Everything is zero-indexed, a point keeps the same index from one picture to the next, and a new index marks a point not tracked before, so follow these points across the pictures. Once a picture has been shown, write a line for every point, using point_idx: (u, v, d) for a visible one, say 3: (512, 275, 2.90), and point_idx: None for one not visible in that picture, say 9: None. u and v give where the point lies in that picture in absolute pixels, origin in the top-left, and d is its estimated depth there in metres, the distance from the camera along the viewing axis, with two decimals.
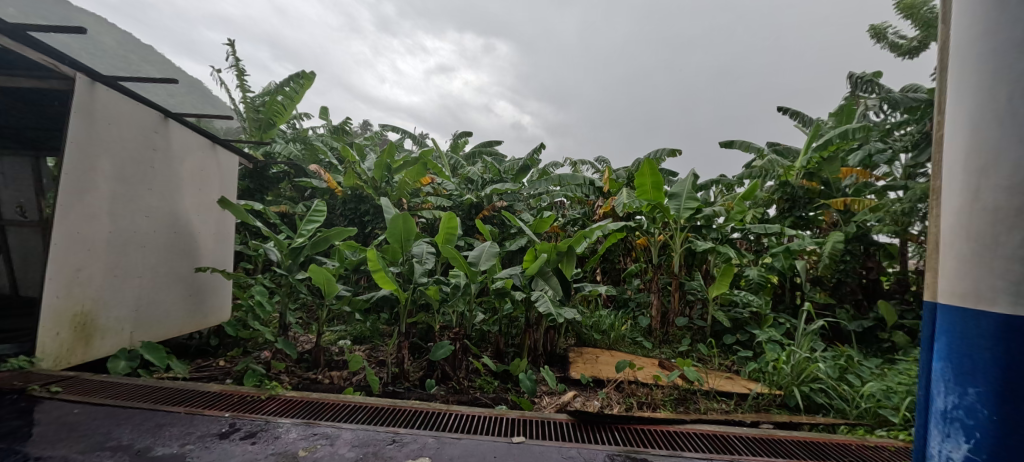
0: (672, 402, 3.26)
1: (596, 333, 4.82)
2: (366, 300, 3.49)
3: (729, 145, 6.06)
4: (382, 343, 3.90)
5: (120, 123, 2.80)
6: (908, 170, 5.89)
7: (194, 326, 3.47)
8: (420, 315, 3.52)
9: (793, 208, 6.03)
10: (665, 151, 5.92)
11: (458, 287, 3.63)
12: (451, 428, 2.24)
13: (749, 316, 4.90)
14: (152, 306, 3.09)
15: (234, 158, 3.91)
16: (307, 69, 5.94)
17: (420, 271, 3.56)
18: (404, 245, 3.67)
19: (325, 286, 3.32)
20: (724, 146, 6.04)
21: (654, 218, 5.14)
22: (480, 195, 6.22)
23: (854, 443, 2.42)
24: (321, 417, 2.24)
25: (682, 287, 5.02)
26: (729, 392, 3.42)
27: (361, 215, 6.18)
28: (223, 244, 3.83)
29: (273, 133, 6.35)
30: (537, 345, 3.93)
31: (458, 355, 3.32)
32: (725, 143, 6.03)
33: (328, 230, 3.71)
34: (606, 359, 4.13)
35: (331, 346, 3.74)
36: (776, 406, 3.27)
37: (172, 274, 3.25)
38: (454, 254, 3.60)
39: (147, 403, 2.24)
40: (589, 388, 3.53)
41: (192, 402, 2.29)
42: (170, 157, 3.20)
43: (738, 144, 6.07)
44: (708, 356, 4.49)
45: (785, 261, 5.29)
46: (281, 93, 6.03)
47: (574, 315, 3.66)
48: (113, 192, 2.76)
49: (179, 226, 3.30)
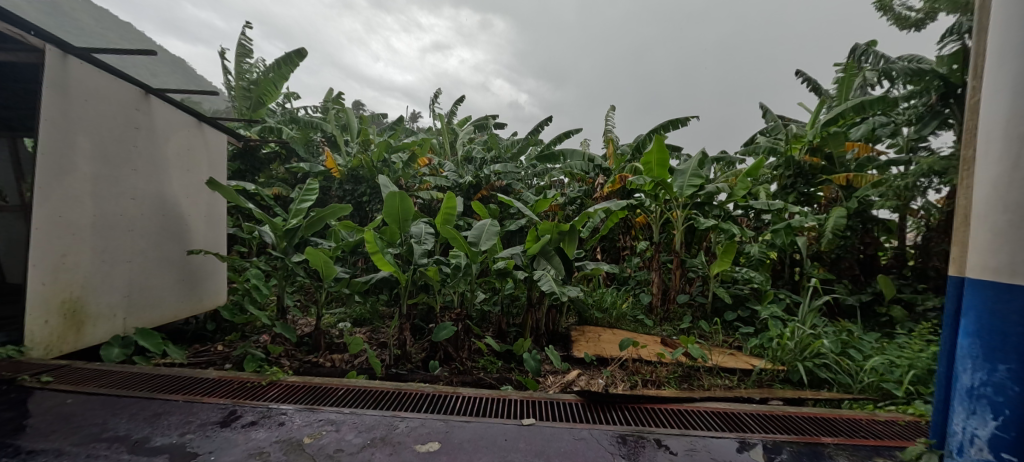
0: (677, 379, 3.29)
1: (597, 311, 4.80)
2: (365, 282, 3.39)
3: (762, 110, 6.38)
4: (383, 325, 3.84)
5: (98, 100, 2.63)
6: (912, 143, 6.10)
7: (188, 311, 3.39)
8: (421, 296, 3.51)
9: (796, 183, 6.23)
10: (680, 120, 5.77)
11: (459, 267, 3.63)
12: (458, 411, 2.19)
13: (749, 292, 4.94)
14: (144, 292, 3.01)
15: (223, 136, 3.72)
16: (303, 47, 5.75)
17: (420, 251, 3.52)
18: (402, 226, 3.66)
19: (322, 268, 3.17)
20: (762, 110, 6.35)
21: (656, 196, 5.12)
22: (479, 174, 6.08)
23: (865, 418, 2.40)
24: (324, 402, 2.18)
25: (683, 264, 5.05)
26: (732, 368, 3.45)
27: (358, 196, 6.05)
28: (216, 226, 3.70)
29: (263, 113, 6.16)
30: (540, 325, 3.91)
31: (461, 335, 3.33)
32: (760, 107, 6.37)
33: (322, 209, 3.56)
34: (608, 337, 4.12)
35: (331, 329, 3.67)
36: (779, 381, 3.32)
37: (162, 259, 3.14)
38: (454, 234, 3.56)
39: (143, 391, 2.17)
40: (592, 366, 3.53)
41: (190, 389, 2.22)
42: (154, 136, 3.02)
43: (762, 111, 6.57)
44: (709, 333, 4.54)
45: (786, 238, 5.41)
46: (273, 72, 5.84)
47: (577, 293, 3.65)
48: (95, 173, 2.62)
49: (168, 209, 3.16)
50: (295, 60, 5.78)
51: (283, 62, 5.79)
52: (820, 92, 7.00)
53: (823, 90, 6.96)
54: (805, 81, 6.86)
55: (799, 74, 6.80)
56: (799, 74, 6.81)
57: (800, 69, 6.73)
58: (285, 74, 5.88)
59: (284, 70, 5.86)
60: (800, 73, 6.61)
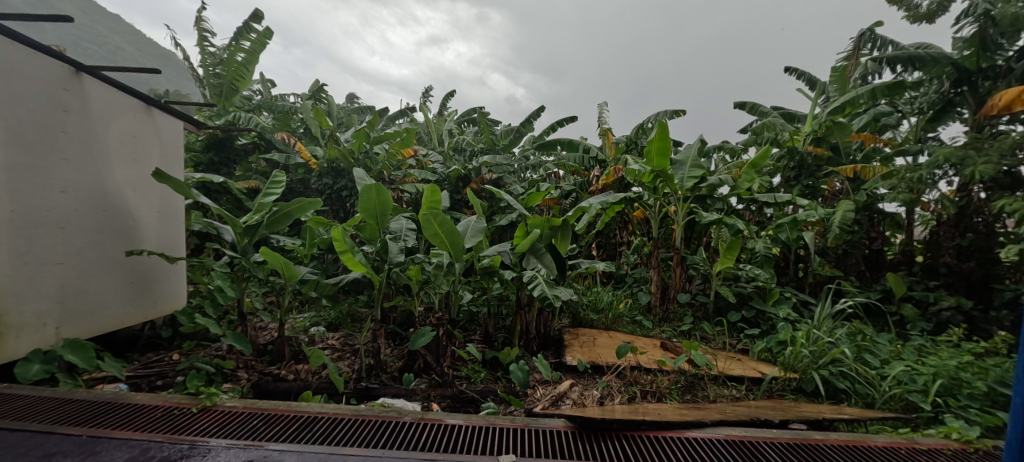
0: (679, 390, 2.99)
1: (593, 312, 4.47)
2: (334, 284, 3.05)
3: (740, 106, 6.24)
4: (359, 330, 3.53)
5: (11, 76, 2.29)
6: (919, 134, 6.07)
7: (139, 318, 3.05)
8: (399, 299, 3.18)
9: (800, 176, 5.90)
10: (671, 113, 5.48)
11: (441, 267, 3.25)
12: (423, 446, 1.87)
13: (754, 291, 4.65)
14: (82, 298, 2.66)
15: (178, 122, 3.36)
16: (258, 11, 5.49)
17: (396, 249, 3.19)
18: (380, 221, 3.34)
19: (283, 269, 2.83)
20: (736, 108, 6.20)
21: (655, 188, 4.83)
22: (468, 166, 5.76)
23: (905, 447, 2.14)
24: (263, 436, 1.86)
25: (684, 261, 4.75)
26: (740, 376, 3.17)
27: (338, 190, 5.68)
28: (173, 222, 3.33)
29: (237, 100, 5.93)
30: (530, 328, 3.59)
31: (442, 341, 2.99)
32: (737, 104, 6.19)
33: (287, 203, 3.22)
34: (604, 341, 3.81)
35: (301, 335, 3.36)
36: (791, 391, 3.06)
37: (103, 259, 2.78)
38: (434, 231, 3.18)
39: (43, 423, 1.84)
40: (587, 375, 3.23)
41: (102, 421, 1.88)
42: (89, 120, 2.67)
43: (748, 105, 6.34)
44: (711, 335, 4.26)
45: (791, 233, 5.15)
46: (241, 51, 5.58)
47: (570, 295, 3.30)
48: (11, 162, 2.28)
49: (110, 203, 2.80)
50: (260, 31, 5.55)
51: (247, 36, 5.53)
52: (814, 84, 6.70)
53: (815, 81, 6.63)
54: (797, 77, 6.54)
55: (790, 70, 6.47)
56: (789, 68, 6.47)
57: (788, 67, 6.47)
58: (254, 52, 5.62)
59: (251, 47, 5.59)
60: (788, 67, 6.42)
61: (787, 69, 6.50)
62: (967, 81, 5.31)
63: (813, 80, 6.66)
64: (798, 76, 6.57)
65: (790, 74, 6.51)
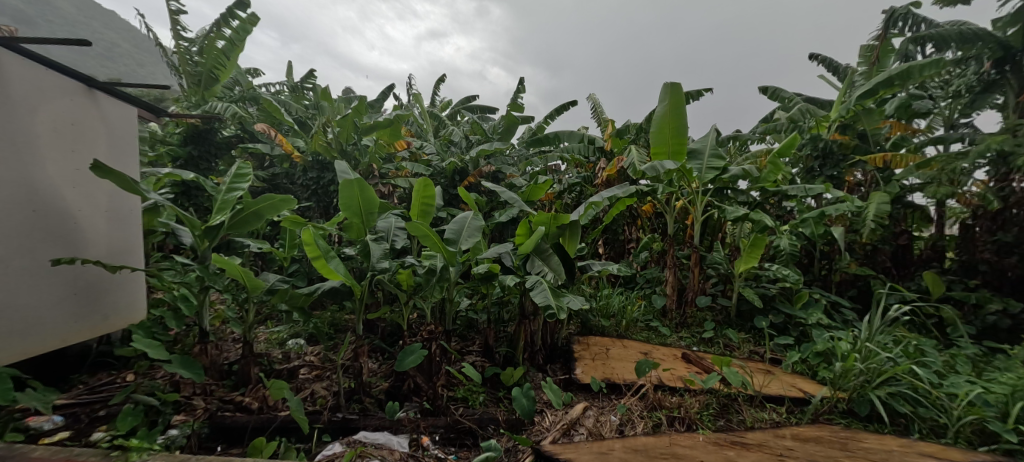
0: (711, 415, 2.58)
1: (603, 318, 4.03)
2: (308, 294, 2.64)
3: (763, 91, 5.77)
4: (341, 343, 3.12)
5: None
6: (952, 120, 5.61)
7: (85, 334, 2.64)
8: (384, 310, 2.75)
9: (824, 166, 5.39)
10: (695, 93, 5.45)
11: (434, 271, 2.82)
12: None
13: (779, 292, 4.22)
14: (6, 313, 2.25)
15: (131, 109, 2.94)
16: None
17: (380, 253, 2.75)
18: (365, 221, 2.94)
19: (245, 279, 2.43)
20: (758, 94, 5.73)
21: (672, 181, 4.40)
22: (464, 158, 5.32)
23: None
24: None
25: (703, 260, 4.30)
26: (779, 396, 2.78)
27: (324, 184, 5.25)
28: (127, 223, 2.91)
29: (217, 91, 5.52)
30: (535, 340, 3.17)
31: (435, 360, 2.58)
32: (759, 89, 5.73)
33: (255, 200, 2.80)
34: (618, 353, 3.39)
35: (274, 352, 2.95)
36: (840, 415, 2.68)
37: (35, 268, 2.37)
38: (426, 231, 2.77)
39: None
40: (602, 395, 2.82)
41: None
42: (9, 103, 2.25)
43: (771, 90, 5.86)
44: (736, 343, 3.84)
45: (817, 228, 4.71)
46: (221, 38, 5.16)
47: (578, 305, 2.88)
48: None
49: (41, 202, 2.39)
50: (245, 19, 5.13)
51: (228, 23, 5.11)
52: (838, 70, 6.22)
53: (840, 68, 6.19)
54: (820, 64, 6.08)
55: (814, 57, 6.02)
56: (815, 55, 6.02)
57: (812, 52, 6.00)
58: (237, 40, 5.21)
59: (233, 35, 5.19)
60: (811, 53, 5.99)
61: (811, 57, 6.05)
62: (1012, 60, 4.84)
63: (836, 66, 6.20)
64: (821, 62, 6.09)
65: (814, 62, 6.07)
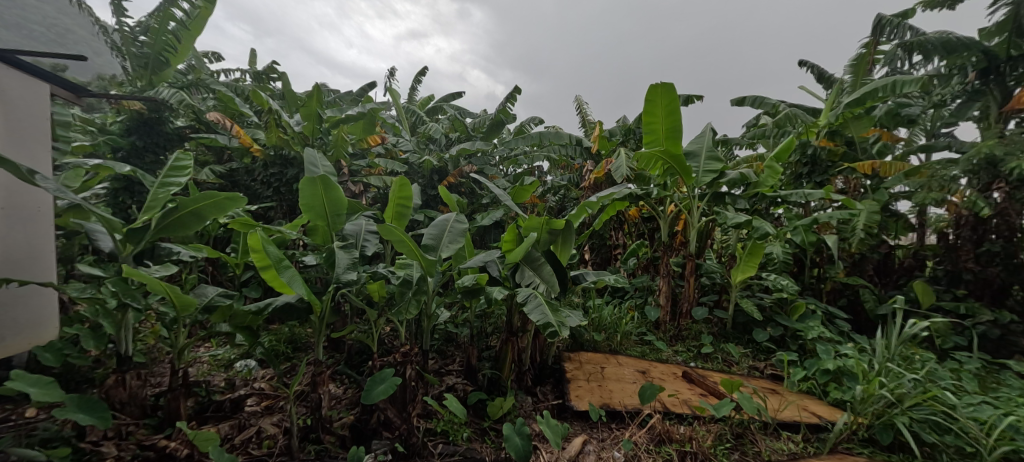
0: (727, 451, 2.30)
1: (595, 331, 3.70)
2: (254, 310, 2.21)
3: (740, 101, 5.58)
4: (299, 366, 2.69)
5: None
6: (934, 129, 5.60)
7: None
8: (352, 328, 2.34)
9: (813, 172, 5.21)
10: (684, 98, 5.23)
11: (410, 282, 2.43)
12: None
13: (775, 302, 4.01)
14: None
15: (40, 85, 2.46)
16: None
17: (346, 262, 2.31)
18: (331, 223, 2.54)
19: (173, 295, 1.99)
20: (735, 104, 5.53)
21: (666, 183, 4.12)
22: (443, 157, 4.94)
23: None
24: None
25: (698, 269, 4.02)
26: (794, 424, 2.52)
27: (285, 181, 4.76)
28: (35, 224, 2.41)
29: (166, 76, 4.94)
30: (524, 360, 2.81)
31: (411, 387, 2.19)
32: (736, 100, 5.52)
33: (192, 197, 2.33)
34: (614, 372, 3.08)
35: (217, 380, 2.49)
36: (858, 444, 2.44)
37: None
38: (400, 235, 2.36)
39: None
40: (601, 425, 2.50)
41: None
42: None
43: (748, 100, 5.67)
44: (736, 358, 3.59)
45: (808, 236, 4.55)
46: (169, 18, 4.62)
47: (577, 322, 2.54)
48: None
49: None
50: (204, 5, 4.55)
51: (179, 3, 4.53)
52: (824, 78, 6.15)
53: (827, 76, 6.10)
54: (808, 71, 5.99)
55: (804, 63, 5.93)
56: (803, 62, 5.94)
57: (802, 59, 5.93)
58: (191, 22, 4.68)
59: (186, 16, 4.66)
60: (801, 61, 5.92)
61: (800, 63, 5.96)
62: (995, 71, 4.77)
63: (822, 74, 6.13)
64: (810, 69, 6.00)
65: (805, 70, 5.97)
